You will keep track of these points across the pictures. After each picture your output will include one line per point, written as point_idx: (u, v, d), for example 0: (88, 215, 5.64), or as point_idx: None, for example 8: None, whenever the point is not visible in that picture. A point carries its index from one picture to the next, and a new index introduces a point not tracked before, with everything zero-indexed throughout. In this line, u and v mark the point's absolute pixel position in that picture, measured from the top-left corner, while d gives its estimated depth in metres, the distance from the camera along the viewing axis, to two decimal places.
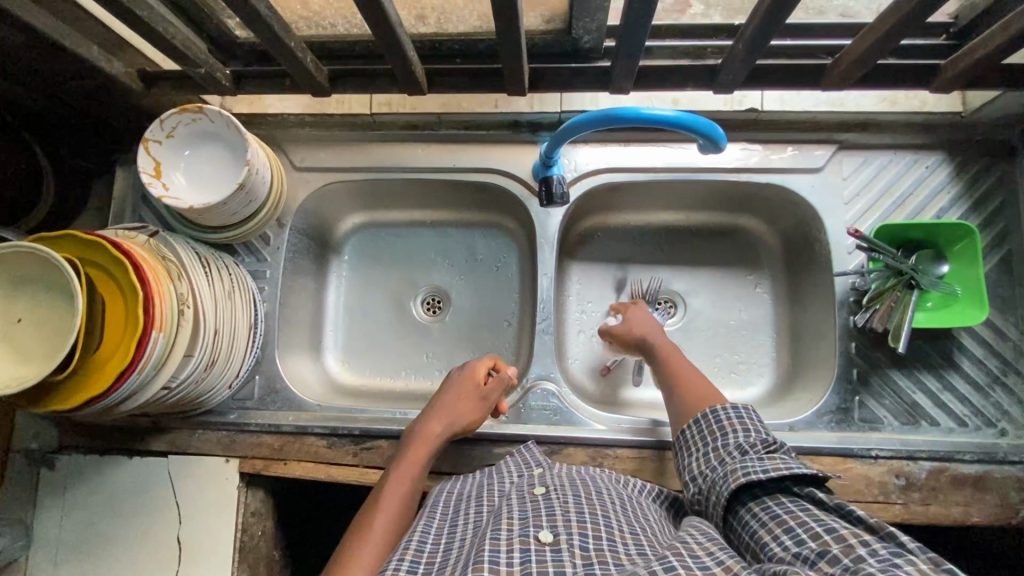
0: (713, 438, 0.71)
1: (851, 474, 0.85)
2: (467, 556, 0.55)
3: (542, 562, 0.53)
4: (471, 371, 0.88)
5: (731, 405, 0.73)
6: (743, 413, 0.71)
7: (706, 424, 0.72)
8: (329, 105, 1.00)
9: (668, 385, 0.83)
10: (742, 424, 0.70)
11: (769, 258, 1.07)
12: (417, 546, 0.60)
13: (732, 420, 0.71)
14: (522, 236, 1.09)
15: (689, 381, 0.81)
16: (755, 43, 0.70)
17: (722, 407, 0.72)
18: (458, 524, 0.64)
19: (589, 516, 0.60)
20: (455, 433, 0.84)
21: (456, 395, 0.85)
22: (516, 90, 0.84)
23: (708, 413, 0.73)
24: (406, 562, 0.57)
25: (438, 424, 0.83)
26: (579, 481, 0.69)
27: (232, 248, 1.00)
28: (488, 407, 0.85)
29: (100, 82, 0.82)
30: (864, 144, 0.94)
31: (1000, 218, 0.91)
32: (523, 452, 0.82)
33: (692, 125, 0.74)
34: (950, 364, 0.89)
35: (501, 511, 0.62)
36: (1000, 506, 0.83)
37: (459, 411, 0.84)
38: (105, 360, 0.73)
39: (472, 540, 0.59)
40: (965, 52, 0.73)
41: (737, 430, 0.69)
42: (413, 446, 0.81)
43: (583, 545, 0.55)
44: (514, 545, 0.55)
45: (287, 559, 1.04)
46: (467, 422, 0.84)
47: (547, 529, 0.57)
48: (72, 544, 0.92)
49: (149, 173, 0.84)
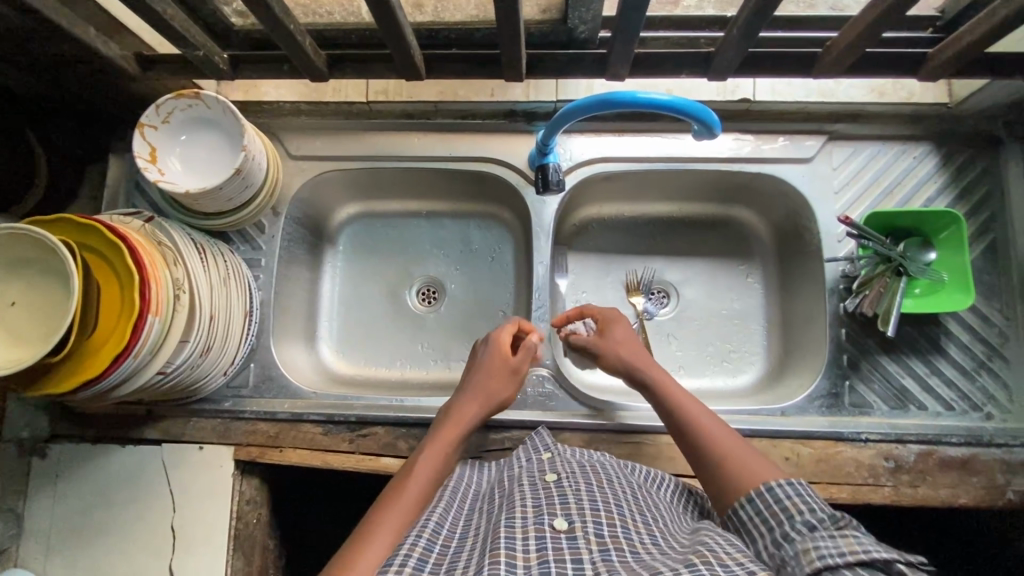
0: (774, 521, 0.60)
1: (842, 458, 0.87)
2: (483, 544, 0.56)
3: (559, 550, 0.54)
4: (499, 339, 0.84)
5: (789, 481, 0.62)
6: (802, 491, 0.61)
7: (762, 505, 0.62)
8: (324, 93, 1.02)
9: (685, 436, 0.72)
10: (805, 503, 0.59)
11: (761, 248, 1.08)
12: (435, 527, 0.61)
13: (793, 496, 0.61)
14: (517, 226, 1.10)
15: (713, 432, 0.71)
16: (750, 29, 0.72)
17: (780, 483, 0.62)
18: (474, 514, 0.66)
19: (603, 503, 0.60)
20: (489, 411, 0.80)
21: (489, 370, 0.81)
22: (514, 76, 0.85)
23: (763, 490, 0.63)
24: (423, 539, 0.59)
25: (473, 402, 0.79)
26: (590, 467, 0.70)
27: (227, 236, 1.00)
28: (519, 381, 0.83)
29: (97, 66, 0.82)
30: (854, 135, 0.96)
31: (985, 207, 0.93)
32: (535, 437, 0.81)
33: (688, 111, 0.75)
34: (938, 350, 0.91)
35: (514, 498, 0.63)
36: (987, 488, 0.85)
37: (495, 388, 0.81)
38: (99, 344, 0.72)
39: (487, 526, 0.60)
40: (954, 40, 0.74)
41: (801, 510, 0.59)
42: (446, 423, 0.76)
43: (598, 531, 0.56)
44: (529, 532, 0.56)
45: (281, 548, 1.03)
46: (501, 398, 0.81)
47: (562, 516, 0.58)
48: (64, 534, 0.91)
49: (144, 158, 0.84)
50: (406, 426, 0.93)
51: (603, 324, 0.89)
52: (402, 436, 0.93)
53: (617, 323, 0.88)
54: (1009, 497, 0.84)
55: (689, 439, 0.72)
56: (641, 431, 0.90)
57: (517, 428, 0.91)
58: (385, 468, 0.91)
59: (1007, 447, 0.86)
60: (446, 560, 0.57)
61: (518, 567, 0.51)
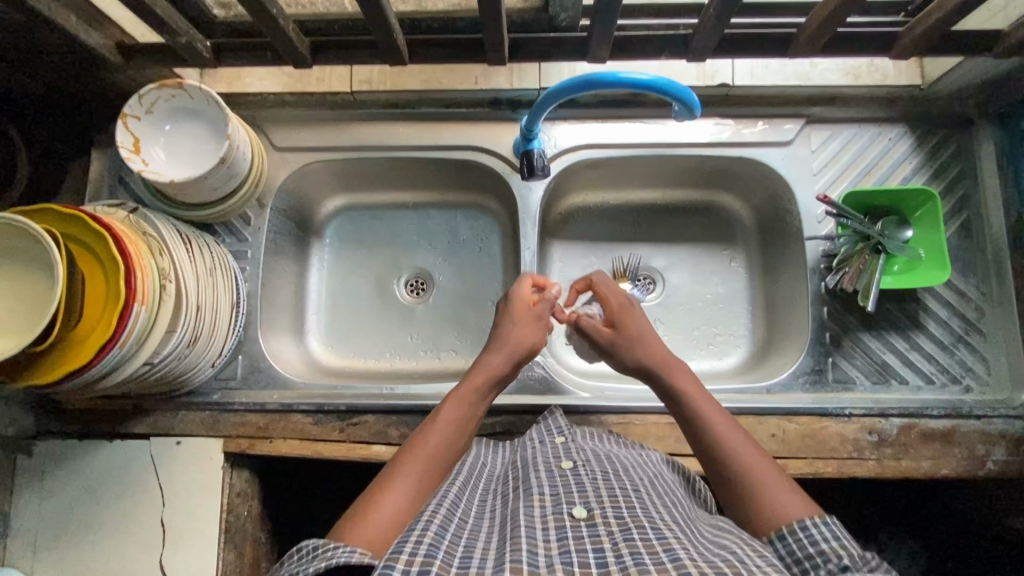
0: (808, 566, 0.52)
1: (826, 433, 0.88)
2: (501, 531, 0.53)
3: (579, 539, 0.50)
4: (518, 292, 0.83)
5: (823, 519, 0.55)
6: (839, 534, 0.53)
7: (795, 545, 0.54)
8: (309, 83, 1.00)
9: (709, 449, 0.66)
10: (844, 548, 0.52)
11: (744, 233, 1.09)
12: (453, 499, 0.58)
13: (828, 541, 0.53)
14: (503, 215, 1.10)
15: (738, 451, 0.64)
16: (726, 8, 0.73)
17: (814, 522, 0.54)
18: (488, 499, 0.62)
19: (619, 490, 0.58)
20: (518, 359, 0.78)
21: (514, 320, 0.80)
22: (497, 61, 0.85)
23: (795, 528, 0.55)
24: (443, 508, 0.55)
25: (500, 354, 0.77)
26: (604, 456, 0.67)
27: (212, 229, 1.00)
28: (544, 327, 0.81)
29: (79, 54, 0.81)
30: (831, 118, 0.98)
31: (959, 185, 0.96)
32: (548, 419, 0.79)
33: (668, 90, 0.77)
34: (917, 325, 0.93)
35: (527, 484, 0.60)
36: (968, 458, 0.87)
37: (521, 337, 0.79)
38: (85, 336, 0.71)
39: (502, 514, 0.57)
40: (923, 18, 0.77)
41: (839, 556, 0.51)
42: (472, 373, 0.75)
43: (617, 515, 0.53)
44: (549, 523, 0.52)
45: (272, 543, 1.03)
46: (529, 344, 0.79)
47: (580, 505, 0.55)
48: (52, 531, 0.90)
49: (128, 148, 0.83)
50: (397, 414, 0.94)
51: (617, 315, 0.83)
52: (393, 424, 0.93)
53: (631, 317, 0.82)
54: (990, 467, 0.86)
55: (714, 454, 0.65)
56: (630, 412, 0.92)
57: (508, 412, 0.92)
58: (376, 455, 0.91)
59: (986, 418, 0.89)
60: (463, 534, 0.53)
61: (541, 554, 0.48)
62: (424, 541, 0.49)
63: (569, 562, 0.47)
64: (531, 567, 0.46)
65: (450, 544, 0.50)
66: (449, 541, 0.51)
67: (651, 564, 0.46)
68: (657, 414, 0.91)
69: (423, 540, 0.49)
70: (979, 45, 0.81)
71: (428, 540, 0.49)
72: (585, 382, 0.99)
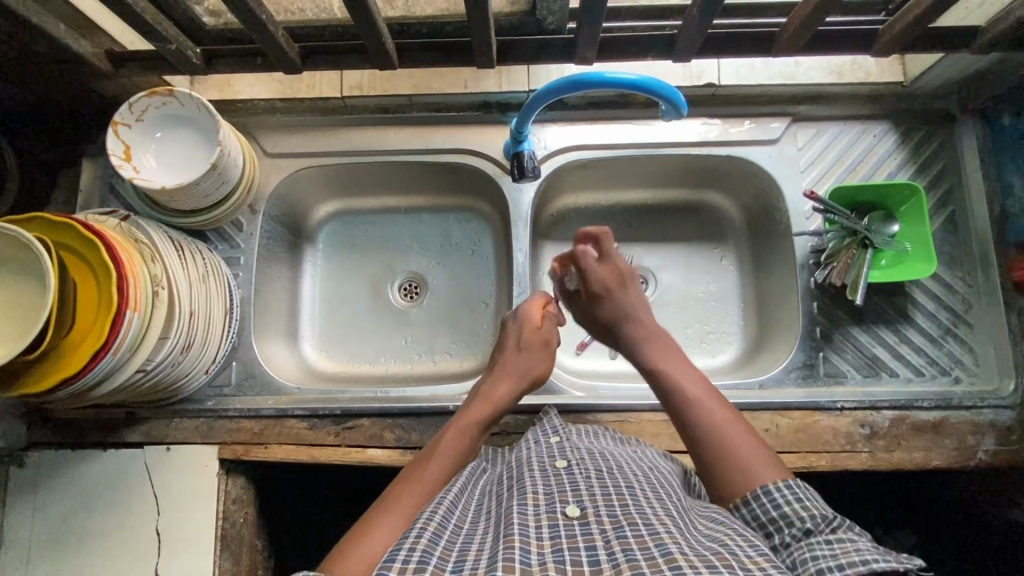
0: (772, 529, 0.57)
1: (819, 426, 0.89)
2: (495, 531, 0.53)
3: (572, 537, 0.50)
4: (529, 314, 0.84)
5: (789, 484, 0.59)
6: (803, 496, 0.58)
7: (759, 510, 0.58)
8: (299, 89, 1.02)
9: (684, 414, 0.68)
10: (807, 510, 0.56)
11: (735, 231, 1.10)
12: (448, 505, 0.58)
13: (791, 502, 0.57)
14: (495, 217, 1.11)
15: (715, 421, 0.65)
16: (708, 8, 0.74)
17: (778, 487, 0.59)
18: (484, 501, 0.62)
19: (613, 488, 0.58)
20: (522, 389, 0.79)
21: (520, 347, 0.82)
22: (485, 63, 0.86)
23: (760, 493, 0.59)
24: (438, 515, 0.55)
25: (505, 383, 0.78)
26: (598, 454, 0.67)
27: (204, 235, 1.00)
28: (550, 356, 0.83)
29: (68, 63, 0.82)
30: (817, 116, 1.00)
31: (943, 180, 0.97)
32: (543, 419, 0.79)
33: (654, 89, 0.78)
34: (906, 318, 0.94)
35: (522, 484, 0.60)
36: (959, 449, 0.88)
37: (528, 365, 0.81)
38: (77, 344, 0.71)
39: (498, 513, 0.57)
40: (902, 15, 0.78)
41: (802, 519, 0.56)
42: (477, 403, 0.76)
43: (610, 512, 0.53)
44: (542, 521, 0.52)
45: (268, 550, 1.03)
46: (534, 376, 0.81)
47: (574, 503, 0.55)
48: (46, 542, 0.90)
49: (119, 156, 0.84)
50: (392, 417, 0.94)
51: (615, 274, 0.82)
52: (388, 427, 0.93)
53: (636, 286, 0.82)
54: (981, 457, 0.87)
55: (687, 417, 0.67)
56: (624, 410, 0.92)
57: (504, 413, 0.92)
58: (372, 459, 0.92)
59: (975, 409, 0.90)
60: (457, 538, 0.53)
61: (533, 553, 0.48)
62: (418, 548, 0.49)
63: (561, 560, 0.47)
64: (523, 566, 0.46)
65: (443, 550, 0.51)
66: (443, 547, 0.51)
67: (643, 558, 0.46)
68: (652, 411, 0.92)
69: (416, 548, 0.49)
70: (958, 41, 0.83)
71: (421, 548, 0.49)
72: (580, 382, 0.99)
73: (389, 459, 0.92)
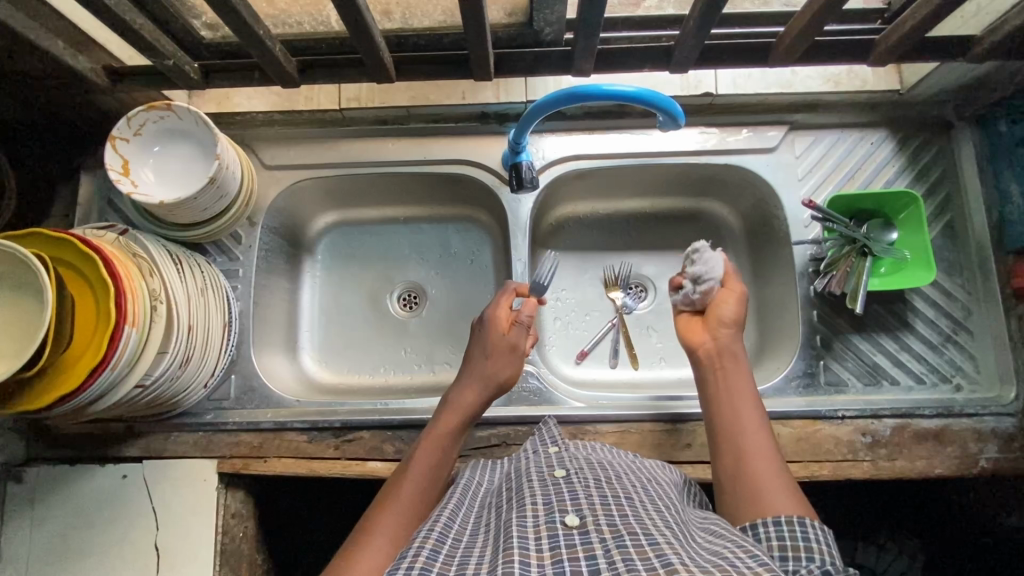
0: (791, 556, 0.55)
1: (821, 435, 0.89)
2: (494, 543, 0.53)
3: (572, 547, 0.50)
4: (496, 318, 0.81)
5: (819, 524, 0.57)
6: (829, 540, 0.56)
7: (786, 533, 0.56)
8: (298, 102, 1.01)
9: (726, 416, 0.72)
10: (830, 553, 0.54)
11: (733, 239, 1.10)
12: (447, 520, 0.57)
13: (821, 543, 0.55)
14: (494, 227, 1.11)
15: (748, 429, 0.69)
16: (705, 17, 0.74)
17: (812, 524, 0.56)
18: (483, 513, 0.61)
19: (612, 499, 0.58)
20: (491, 393, 0.78)
21: (485, 353, 0.79)
22: (483, 76, 0.87)
23: (793, 521, 0.57)
24: (436, 531, 0.55)
25: (472, 390, 0.77)
26: (597, 464, 0.66)
27: (203, 248, 1.00)
28: (520, 358, 0.80)
29: (66, 77, 0.82)
30: (814, 124, 1.00)
31: (942, 187, 0.98)
32: (542, 429, 0.78)
33: (653, 101, 0.78)
34: (906, 326, 0.94)
35: (522, 494, 0.60)
36: (960, 457, 0.88)
37: (494, 370, 0.79)
38: (74, 359, 0.70)
39: (496, 525, 0.57)
40: (897, 26, 0.79)
41: (824, 559, 0.54)
42: (444, 415, 0.75)
43: (610, 522, 0.53)
44: (541, 531, 0.52)
45: (267, 563, 1.02)
46: (503, 380, 0.79)
47: (573, 512, 0.55)
48: (42, 559, 0.89)
49: (117, 170, 0.84)
50: (393, 429, 0.93)
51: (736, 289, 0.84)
52: (387, 439, 0.93)
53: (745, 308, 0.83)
54: (983, 465, 0.87)
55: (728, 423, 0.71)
56: (626, 420, 0.92)
57: (504, 425, 0.92)
58: (372, 472, 0.91)
59: (976, 416, 0.89)
60: (456, 552, 0.53)
61: (533, 565, 0.47)
62: (416, 566, 0.48)
63: (561, 571, 0.47)
64: None
65: (443, 564, 0.50)
66: (442, 562, 0.50)
67: (644, 569, 0.46)
68: (654, 422, 0.92)
69: (414, 566, 0.49)
70: (952, 49, 0.83)
71: (420, 566, 0.49)
72: (581, 391, 0.99)
73: (389, 472, 0.91)
